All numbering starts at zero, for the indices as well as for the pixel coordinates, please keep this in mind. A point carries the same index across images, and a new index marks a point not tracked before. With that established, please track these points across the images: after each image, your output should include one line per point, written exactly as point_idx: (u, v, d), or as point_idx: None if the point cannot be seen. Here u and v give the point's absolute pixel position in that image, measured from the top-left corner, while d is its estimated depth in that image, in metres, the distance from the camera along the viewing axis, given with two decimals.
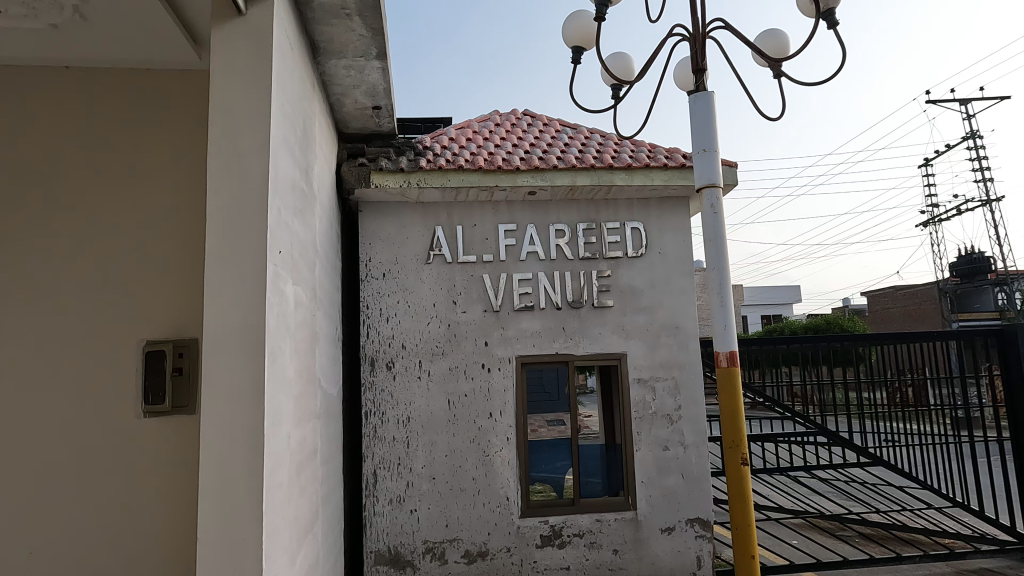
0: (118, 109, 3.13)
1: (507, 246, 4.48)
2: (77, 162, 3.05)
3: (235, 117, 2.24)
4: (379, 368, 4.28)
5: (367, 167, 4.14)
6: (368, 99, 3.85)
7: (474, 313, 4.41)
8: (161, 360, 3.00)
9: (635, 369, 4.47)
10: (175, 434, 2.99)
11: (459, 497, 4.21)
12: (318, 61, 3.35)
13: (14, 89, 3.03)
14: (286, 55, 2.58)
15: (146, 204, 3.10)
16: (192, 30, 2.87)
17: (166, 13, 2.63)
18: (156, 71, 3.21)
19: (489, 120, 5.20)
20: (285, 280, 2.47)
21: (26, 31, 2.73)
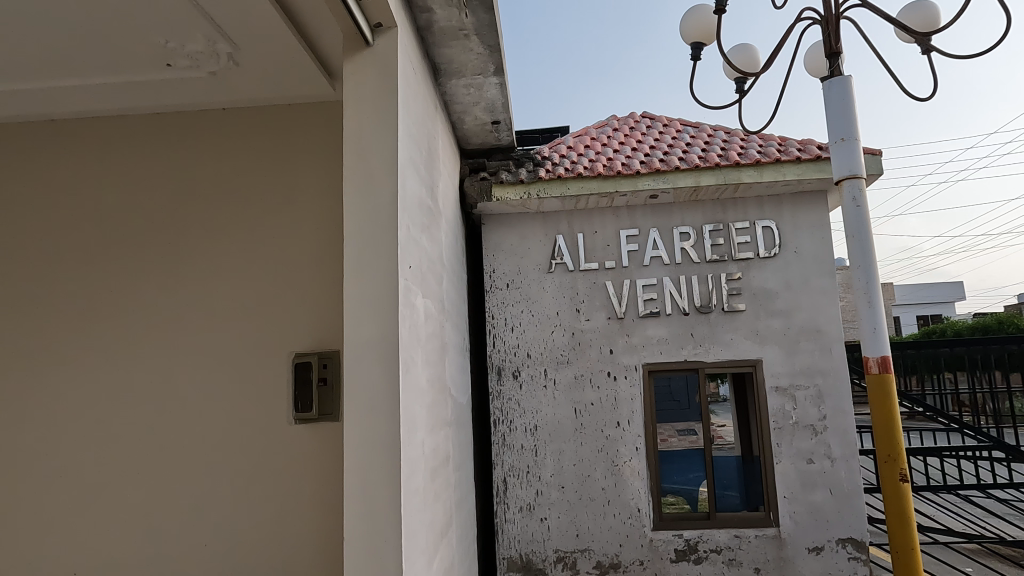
0: (267, 143, 3.45)
1: (629, 251, 4.41)
2: (232, 193, 3.40)
3: (366, 142, 2.39)
4: (506, 377, 4.35)
5: (488, 181, 4.24)
6: (488, 114, 3.95)
7: (598, 320, 4.37)
8: (308, 371, 3.21)
9: (772, 377, 4.21)
10: (322, 440, 3.21)
11: (589, 507, 4.18)
12: (439, 83, 3.50)
13: (185, 133, 3.45)
14: (410, 79, 2.72)
15: (289, 228, 3.37)
16: (326, 64, 3.09)
17: (304, 52, 2.86)
18: (295, 104, 3.47)
19: (607, 125, 5.16)
20: (415, 294, 2.58)
21: (190, 80, 3.08)
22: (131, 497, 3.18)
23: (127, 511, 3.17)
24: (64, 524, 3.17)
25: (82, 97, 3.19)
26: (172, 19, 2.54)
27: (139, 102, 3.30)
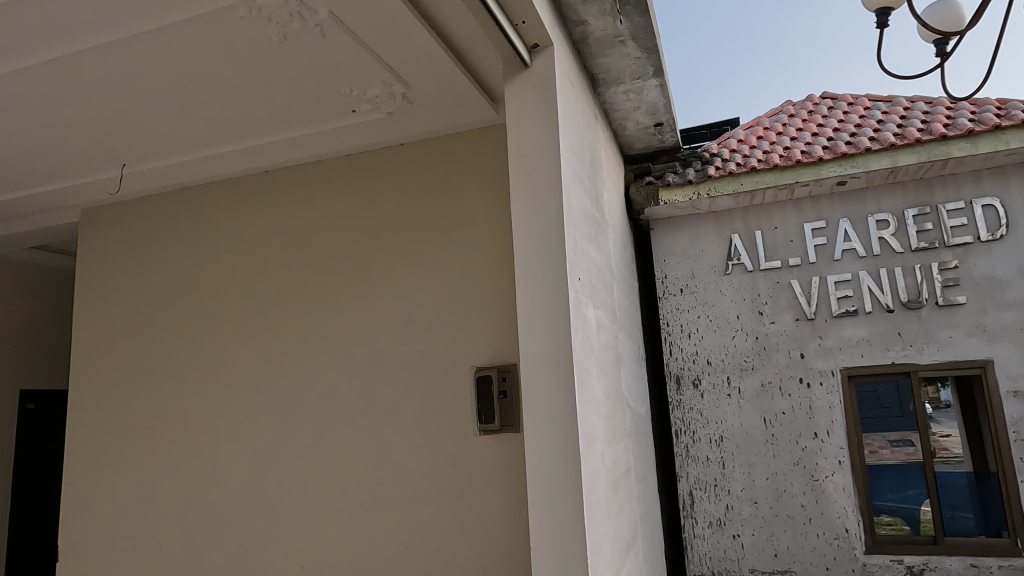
0: (440, 171, 3.66)
1: (816, 246, 4.04)
2: (413, 221, 3.66)
3: (530, 160, 2.45)
4: (686, 386, 4.18)
5: (654, 185, 4.15)
6: (650, 117, 3.87)
7: (785, 323, 4.04)
8: (489, 384, 3.35)
9: (1009, 379, 3.60)
10: (505, 451, 3.30)
11: (787, 524, 3.86)
12: (598, 92, 3.50)
13: (370, 170, 3.79)
14: (569, 93, 2.75)
15: (464, 250, 3.54)
16: (489, 90, 3.22)
17: (468, 82, 3.01)
18: (464, 132, 3.65)
19: (782, 112, 4.80)
20: (586, 305, 2.59)
21: (372, 122, 3.38)
22: (343, 504, 3.53)
23: (340, 516, 3.52)
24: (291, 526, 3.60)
25: (287, 149, 3.64)
26: (354, 69, 2.81)
27: (331, 148, 3.68)
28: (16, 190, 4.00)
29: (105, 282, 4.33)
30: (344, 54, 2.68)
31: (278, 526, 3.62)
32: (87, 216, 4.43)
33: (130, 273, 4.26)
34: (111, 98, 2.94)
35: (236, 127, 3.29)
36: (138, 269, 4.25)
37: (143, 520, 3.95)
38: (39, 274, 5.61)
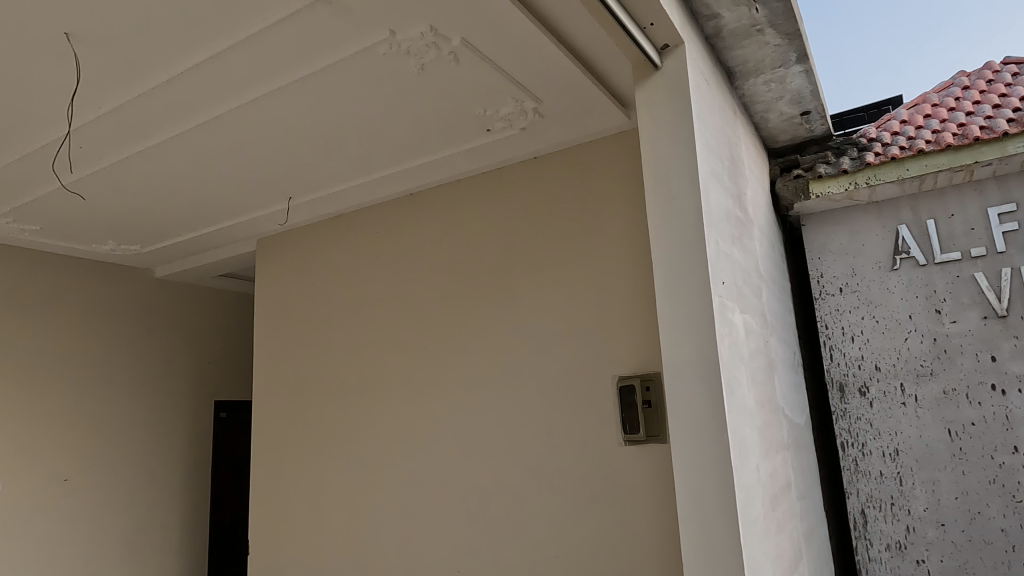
0: (573, 179, 3.61)
1: (1008, 233, 3.28)
2: (550, 233, 3.65)
3: (665, 163, 2.38)
4: (851, 395, 3.60)
5: (804, 178, 3.86)
6: (795, 107, 3.61)
7: (970, 321, 3.34)
8: (632, 394, 3.23)
9: None
10: (653, 464, 3.14)
11: (987, 552, 3.16)
12: (736, 86, 3.34)
13: (506, 185, 3.85)
14: (703, 90, 2.65)
15: (603, 259, 3.46)
16: (621, 96, 3.14)
17: (598, 90, 2.97)
18: (597, 139, 3.55)
19: (956, 85, 4.24)
20: (732, 311, 2.47)
21: (505, 140, 3.43)
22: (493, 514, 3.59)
23: (491, 526, 3.58)
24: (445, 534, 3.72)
25: (429, 171, 3.81)
26: (489, 88, 2.88)
27: (470, 167, 3.79)
28: (206, 227, 4.56)
29: (279, 304, 4.79)
30: (479, 74, 2.76)
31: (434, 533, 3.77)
32: (262, 245, 4.93)
33: (299, 296, 4.68)
34: (275, 141, 3.25)
35: (382, 153, 3.50)
36: (306, 291, 4.65)
37: (317, 521, 4.31)
38: (228, 297, 6.38)
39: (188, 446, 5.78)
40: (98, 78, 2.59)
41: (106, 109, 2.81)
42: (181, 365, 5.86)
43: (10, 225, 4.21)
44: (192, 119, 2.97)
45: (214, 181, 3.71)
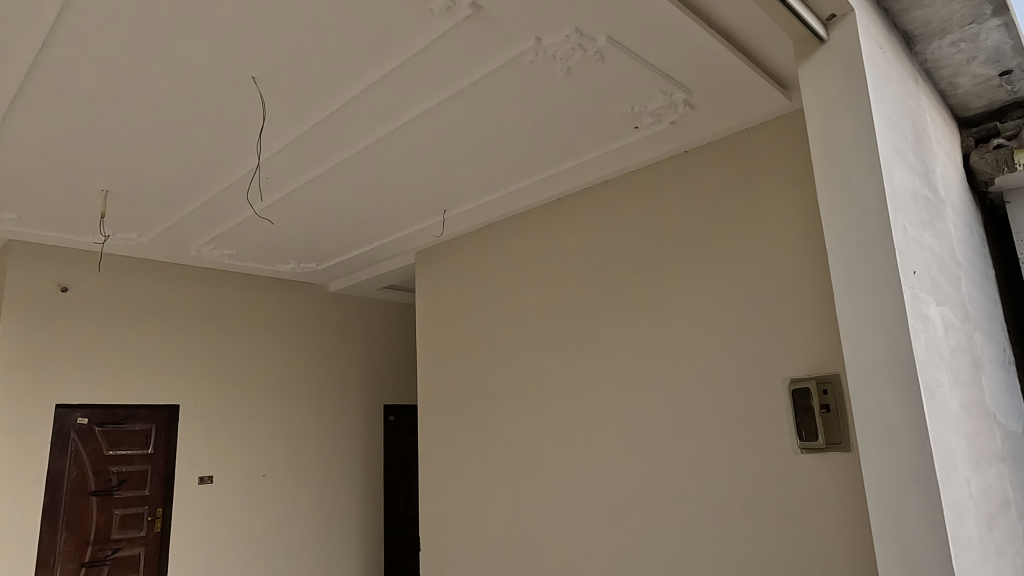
0: (728, 170, 3.38)
1: None
2: (706, 229, 3.43)
3: (838, 144, 2.10)
4: None
5: (1007, 148, 3.33)
6: (991, 66, 3.10)
7: None
8: (808, 397, 2.93)
9: None
10: (836, 475, 2.81)
11: None
12: (916, 52, 2.98)
13: (654, 183, 3.70)
14: (879, 61, 2.38)
15: (766, 255, 3.18)
16: (780, 79, 2.91)
17: (755, 74, 2.77)
18: (755, 127, 3.30)
19: None
20: (927, 304, 2.18)
21: (653, 136, 3.32)
22: (653, 526, 3.40)
23: (652, 539, 3.40)
24: (603, 545, 3.60)
25: (577, 175, 3.79)
26: (636, 85, 2.82)
27: (618, 168, 3.72)
28: (372, 242, 4.90)
29: (434, 312, 4.97)
30: (625, 72, 2.70)
31: (591, 543, 3.65)
32: (420, 257, 5.17)
33: (452, 304, 4.82)
34: (429, 157, 3.42)
35: (531, 161, 3.56)
36: (458, 299, 4.78)
37: (474, 525, 4.36)
38: (393, 308, 6.83)
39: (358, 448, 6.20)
40: (278, 114, 2.89)
41: (288, 140, 3.13)
42: (354, 372, 6.36)
43: (212, 250, 4.81)
44: (357, 143, 3.21)
45: (377, 199, 3.98)
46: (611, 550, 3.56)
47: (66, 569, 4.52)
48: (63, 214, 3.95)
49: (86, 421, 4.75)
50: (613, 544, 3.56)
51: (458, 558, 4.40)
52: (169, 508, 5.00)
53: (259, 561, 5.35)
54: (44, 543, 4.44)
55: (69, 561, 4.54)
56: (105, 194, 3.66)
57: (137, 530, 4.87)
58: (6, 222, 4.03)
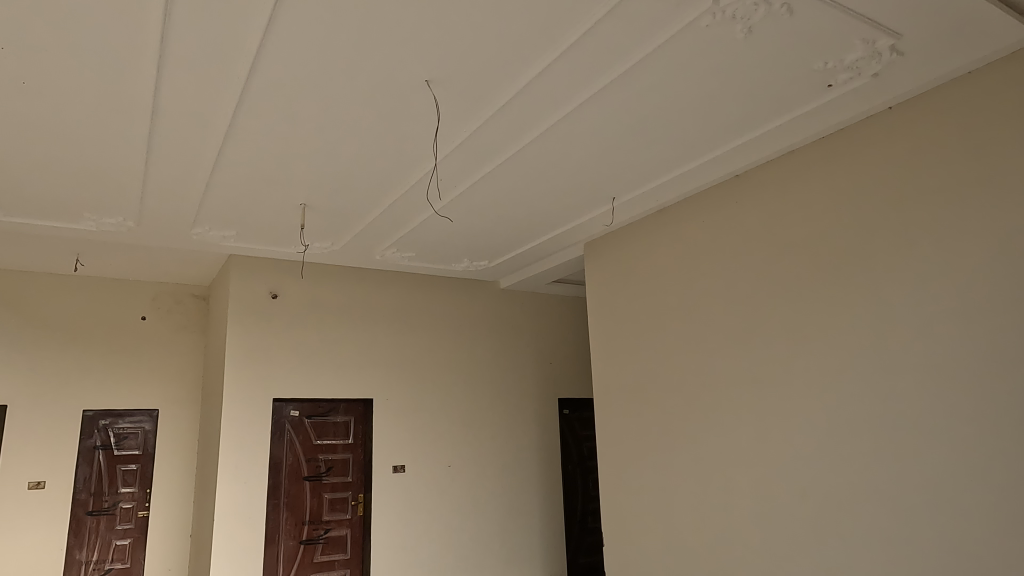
0: (945, 124, 2.89)
1: None
2: (919, 194, 2.96)
3: None
4: None
5: None
6: None
7: None
8: None
9: None
10: None
11: None
12: None
13: (849, 148, 3.28)
14: None
15: (1003, 218, 2.66)
16: (1018, 5, 2.42)
17: (983, 4, 2.32)
18: (982, 68, 2.78)
19: None
20: None
21: (849, 93, 2.93)
22: (868, 534, 3.01)
23: (865, 547, 3.02)
24: (805, 550, 3.28)
25: (758, 147, 3.48)
26: (829, 36, 2.50)
27: (807, 136, 3.35)
28: (540, 235, 4.92)
29: (605, 304, 4.85)
30: (817, 23, 2.41)
31: (791, 547, 3.34)
32: (588, 248, 5.09)
33: (624, 293, 4.67)
34: (598, 142, 3.32)
35: (706, 136, 3.32)
36: (630, 289, 4.62)
37: (657, 521, 4.20)
38: (562, 301, 6.85)
39: (533, 442, 6.30)
40: (451, 114, 2.97)
41: (460, 138, 3.20)
42: (528, 366, 6.46)
43: (393, 253, 5.13)
44: (526, 136, 3.21)
45: (545, 191, 3.96)
46: (819, 558, 3.21)
47: (288, 545, 5.07)
48: (271, 229, 4.42)
49: (297, 413, 5.31)
50: (817, 550, 3.22)
51: (644, 557, 4.25)
52: (368, 494, 5.42)
53: (449, 548, 5.61)
54: (270, 521, 5.02)
55: (290, 539, 5.09)
56: (304, 206, 4.03)
57: (343, 513, 5.34)
58: (227, 239, 4.60)
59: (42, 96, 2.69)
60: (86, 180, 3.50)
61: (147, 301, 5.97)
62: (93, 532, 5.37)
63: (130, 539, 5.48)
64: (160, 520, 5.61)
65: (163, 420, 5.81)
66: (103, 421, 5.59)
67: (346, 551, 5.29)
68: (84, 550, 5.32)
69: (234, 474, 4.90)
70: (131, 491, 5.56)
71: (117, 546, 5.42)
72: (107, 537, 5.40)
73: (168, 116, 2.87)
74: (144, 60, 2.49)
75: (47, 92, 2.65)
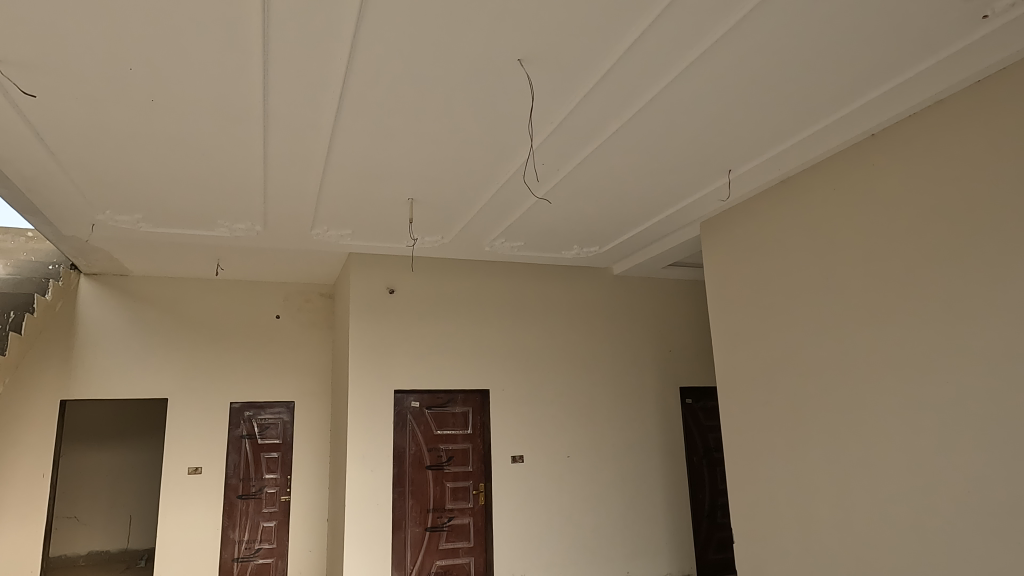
0: None
1: None
2: None
3: None
4: None
5: None
6: None
7: None
8: None
9: None
10: None
11: None
12: None
13: (1010, 90, 2.80)
14: None
15: None
16: None
17: None
18: None
19: None
20: None
21: (1010, 24, 2.50)
22: None
23: None
24: (970, 557, 2.86)
25: (896, 98, 3.07)
26: None
27: (959, 80, 2.90)
28: (651, 216, 4.69)
29: (724, 285, 4.54)
30: None
31: (951, 551, 2.94)
32: (704, 226, 4.79)
33: (745, 273, 4.34)
34: (707, 109, 3.08)
35: (833, 91, 2.97)
36: (752, 268, 4.28)
37: (789, 519, 3.87)
38: (680, 285, 6.54)
39: (654, 432, 6.07)
40: (547, 93, 2.87)
41: (559, 118, 3.10)
42: (646, 353, 6.23)
43: (502, 243, 5.13)
44: (627, 109, 3.04)
45: (653, 167, 3.75)
46: (988, 565, 2.79)
47: (415, 532, 5.24)
48: (383, 225, 4.56)
49: (418, 404, 5.46)
50: (985, 556, 2.80)
51: (778, 556, 3.94)
52: (488, 483, 5.48)
53: (570, 539, 5.54)
54: (397, 508, 5.21)
55: (416, 525, 5.25)
56: (412, 201, 4.10)
57: (465, 502, 5.44)
58: (345, 238, 4.80)
59: (170, 113, 2.91)
60: (215, 188, 3.78)
61: (281, 300, 6.41)
62: (244, 514, 5.86)
63: (276, 521, 5.92)
64: (301, 504, 6.01)
65: (299, 411, 6.22)
66: (247, 412, 6.08)
67: (469, 539, 5.38)
68: (237, 530, 5.81)
69: (362, 462, 5.13)
70: (274, 477, 6.01)
71: (265, 527, 5.88)
72: (255, 519, 5.87)
73: (278, 121, 3.00)
74: (250, 69, 2.60)
75: (173, 108, 2.86)
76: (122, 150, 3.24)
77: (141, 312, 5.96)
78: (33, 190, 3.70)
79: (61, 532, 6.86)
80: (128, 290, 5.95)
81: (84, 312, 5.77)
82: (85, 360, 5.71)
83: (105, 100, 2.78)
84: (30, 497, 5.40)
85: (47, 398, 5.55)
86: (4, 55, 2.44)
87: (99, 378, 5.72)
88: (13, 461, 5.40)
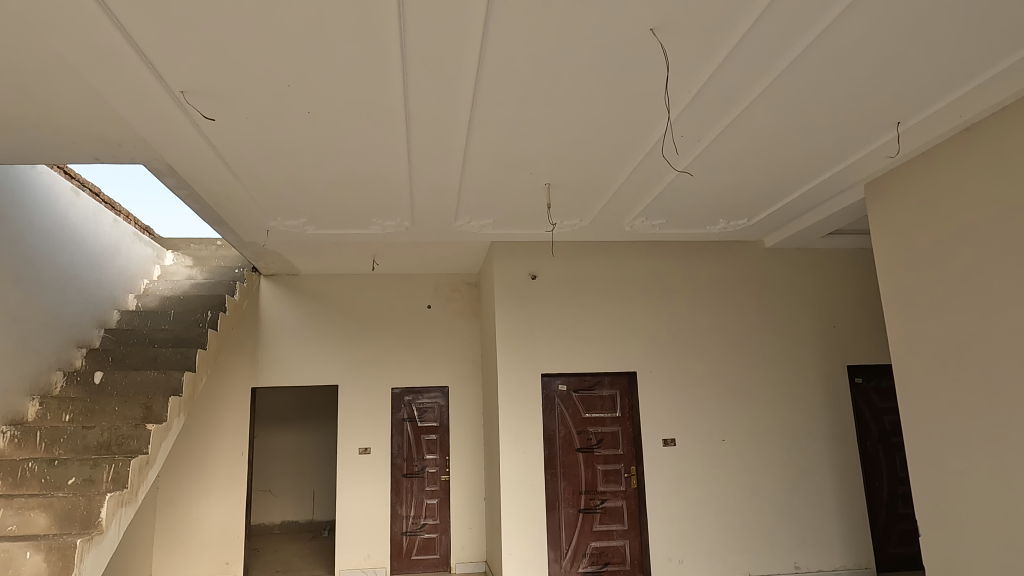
0: None
1: None
2: None
3: None
4: None
5: None
6: None
7: None
8: None
9: None
10: None
11: None
12: None
13: None
14: None
15: None
16: None
17: None
18: None
19: None
20: None
21: None
22: None
23: None
24: None
25: None
26: None
27: None
28: (805, 181, 4.33)
29: (895, 251, 4.08)
30: None
31: None
32: (868, 187, 4.33)
33: (921, 237, 3.87)
34: (868, 57, 2.76)
35: None
36: (929, 230, 3.80)
37: (987, 513, 3.42)
38: (843, 254, 5.99)
39: (820, 415, 5.63)
40: (683, 61, 2.73)
41: (697, 87, 2.94)
42: (807, 331, 5.79)
43: (643, 222, 5.00)
44: (773, 68, 2.80)
45: (806, 127, 3.44)
46: None
47: (569, 513, 5.30)
48: (523, 212, 4.62)
49: (565, 387, 5.51)
50: None
51: (973, 553, 3.51)
52: (640, 467, 5.41)
53: (729, 526, 5.33)
54: (550, 489, 5.31)
55: (569, 507, 5.31)
56: (549, 186, 4.12)
57: (617, 485, 5.42)
58: (487, 227, 4.94)
59: (323, 123, 3.15)
60: (367, 188, 4.04)
61: (431, 291, 6.76)
62: (409, 491, 6.29)
63: (438, 499, 6.29)
64: (459, 483, 6.33)
65: (453, 396, 6.54)
66: (407, 397, 6.50)
67: (623, 522, 5.36)
68: (404, 506, 6.25)
69: (513, 444, 5.28)
70: (434, 457, 6.38)
71: (428, 504, 6.28)
72: (420, 496, 6.28)
73: (418, 119, 3.14)
74: (390, 73, 2.73)
75: (326, 118, 3.10)
76: (285, 160, 3.57)
77: (312, 307, 6.56)
78: (218, 203, 4.20)
79: (259, 503, 7.81)
80: (300, 288, 6.58)
81: (266, 309, 6.48)
82: (268, 352, 6.41)
83: (268, 116, 3.07)
84: (232, 472, 6.17)
85: (240, 386, 6.31)
86: (188, 87, 2.78)
87: (281, 368, 6.40)
88: (217, 441, 6.20)
